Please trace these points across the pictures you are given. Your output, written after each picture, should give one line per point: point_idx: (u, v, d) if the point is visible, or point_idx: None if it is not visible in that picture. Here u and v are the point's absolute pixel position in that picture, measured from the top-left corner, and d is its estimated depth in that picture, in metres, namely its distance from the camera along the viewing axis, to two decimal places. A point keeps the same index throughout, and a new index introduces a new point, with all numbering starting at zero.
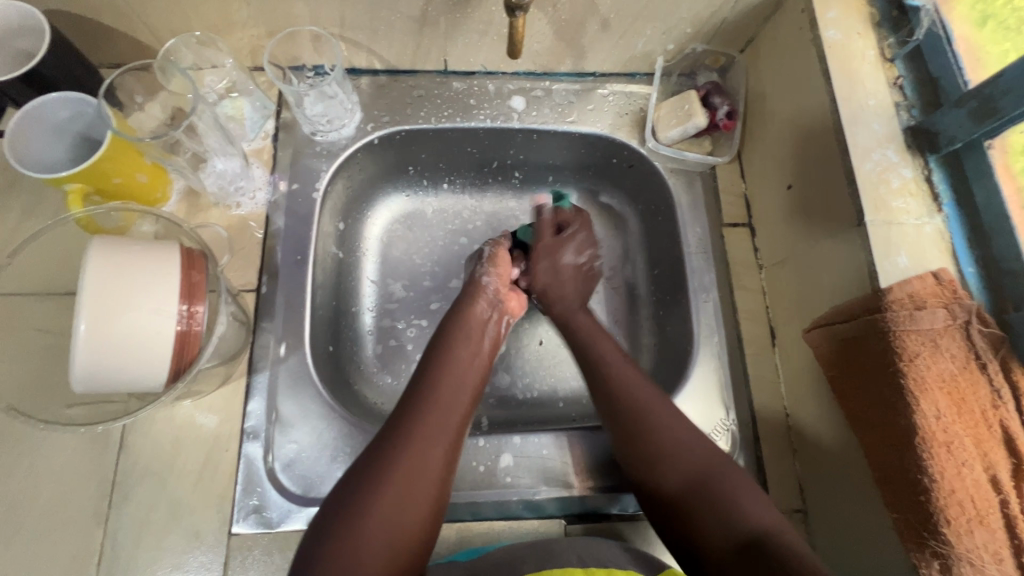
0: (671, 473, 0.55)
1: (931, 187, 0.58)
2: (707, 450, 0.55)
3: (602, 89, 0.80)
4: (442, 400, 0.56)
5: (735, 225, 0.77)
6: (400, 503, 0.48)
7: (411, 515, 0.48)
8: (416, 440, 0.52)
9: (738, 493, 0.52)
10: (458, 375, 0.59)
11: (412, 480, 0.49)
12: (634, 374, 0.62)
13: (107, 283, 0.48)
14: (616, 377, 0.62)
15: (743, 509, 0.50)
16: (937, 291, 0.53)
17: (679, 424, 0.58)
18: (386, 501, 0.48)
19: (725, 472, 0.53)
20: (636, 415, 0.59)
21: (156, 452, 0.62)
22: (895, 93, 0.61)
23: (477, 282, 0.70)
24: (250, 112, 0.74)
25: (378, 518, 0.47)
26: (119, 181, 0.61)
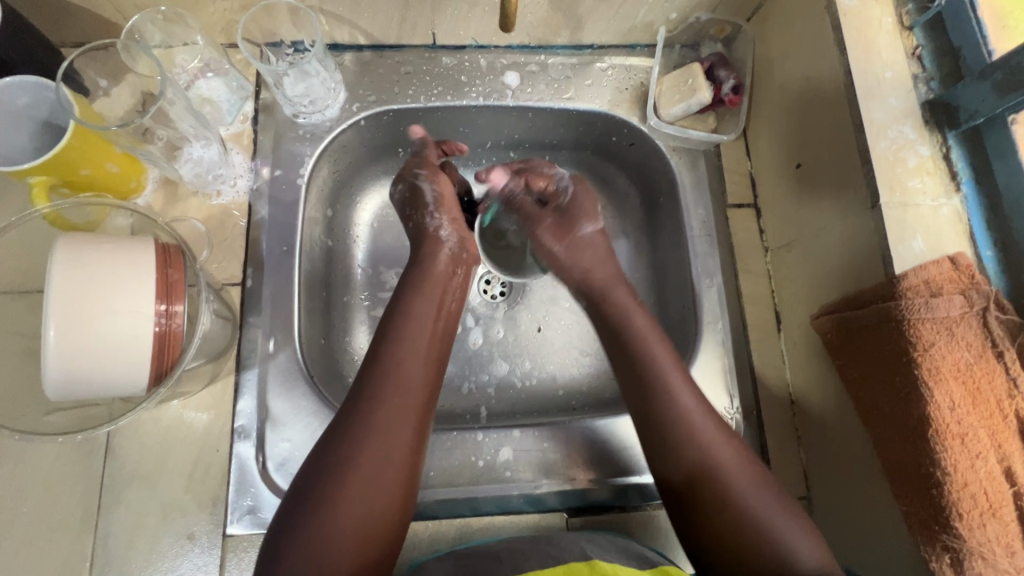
0: (681, 467, 0.53)
1: (949, 166, 0.55)
2: (738, 468, 0.52)
3: (601, 63, 0.76)
4: (404, 371, 0.53)
5: (741, 206, 0.74)
6: (370, 486, 0.47)
7: (384, 500, 0.48)
8: (380, 421, 0.50)
9: (781, 530, 0.49)
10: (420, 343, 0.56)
11: (380, 461, 0.48)
12: (677, 369, 0.57)
13: (76, 288, 0.45)
14: (679, 403, 0.55)
15: (792, 549, 0.48)
16: (954, 276, 0.51)
17: (741, 470, 0.52)
18: (353, 488, 0.47)
19: (763, 503, 0.50)
20: (678, 437, 0.53)
21: (144, 453, 0.60)
22: (914, 64, 0.58)
23: (432, 236, 0.64)
24: (226, 93, 0.69)
25: (350, 504, 0.46)
26: (88, 172, 0.57)
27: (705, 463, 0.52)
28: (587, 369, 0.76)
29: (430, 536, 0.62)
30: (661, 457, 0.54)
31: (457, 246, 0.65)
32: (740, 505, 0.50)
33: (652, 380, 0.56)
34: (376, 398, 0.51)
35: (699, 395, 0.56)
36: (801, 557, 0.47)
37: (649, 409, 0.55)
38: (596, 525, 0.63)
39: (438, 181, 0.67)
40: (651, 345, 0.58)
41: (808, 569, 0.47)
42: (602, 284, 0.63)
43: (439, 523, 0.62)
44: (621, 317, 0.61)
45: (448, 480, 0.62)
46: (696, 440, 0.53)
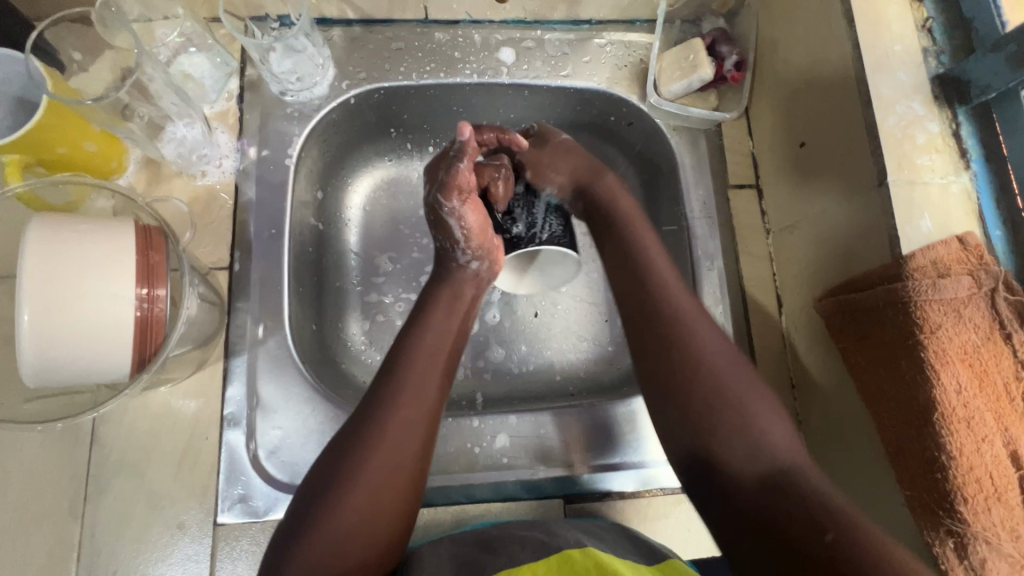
0: (687, 397, 0.48)
1: (959, 143, 0.53)
2: (728, 365, 0.49)
3: (599, 38, 0.73)
4: (411, 394, 0.51)
5: (742, 187, 0.73)
6: (367, 503, 0.45)
7: (379, 519, 0.46)
8: (389, 426, 0.48)
9: (758, 415, 0.47)
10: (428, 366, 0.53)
11: (385, 479, 0.47)
12: (675, 280, 0.55)
13: (51, 273, 0.43)
14: (664, 291, 0.54)
15: (767, 439, 0.46)
16: (962, 257, 0.49)
17: (718, 343, 0.50)
18: (352, 505, 0.45)
19: (743, 385, 0.48)
20: (666, 321, 0.52)
21: (131, 442, 0.58)
22: (924, 37, 0.55)
23: (468, 274, 0.61)
24: (210, 70, 0.66)
25: (342, 521, 0.44)
26: (65, 150, 0.55)
27: (694, 365, 0.49)
28: (585, 354, 0.75)
29: (425, 524, 0.61)
30: (659, 344, 0.51)
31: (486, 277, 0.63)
32: (722, 399, 0.48)
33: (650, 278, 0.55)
34: (382, 417, 0.49)
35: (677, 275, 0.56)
36: (774, 439, 0.46)
37: (643, 300, 0.54)
38: (594, 512, 0.62)
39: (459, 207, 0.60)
40: (654, 262, 0.56)
41: (779, 457, 0.45)
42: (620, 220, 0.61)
43: (433, 512, 0.61)
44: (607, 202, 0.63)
45: (444, 467, 0.61)
46: (682, 319, 0.52)
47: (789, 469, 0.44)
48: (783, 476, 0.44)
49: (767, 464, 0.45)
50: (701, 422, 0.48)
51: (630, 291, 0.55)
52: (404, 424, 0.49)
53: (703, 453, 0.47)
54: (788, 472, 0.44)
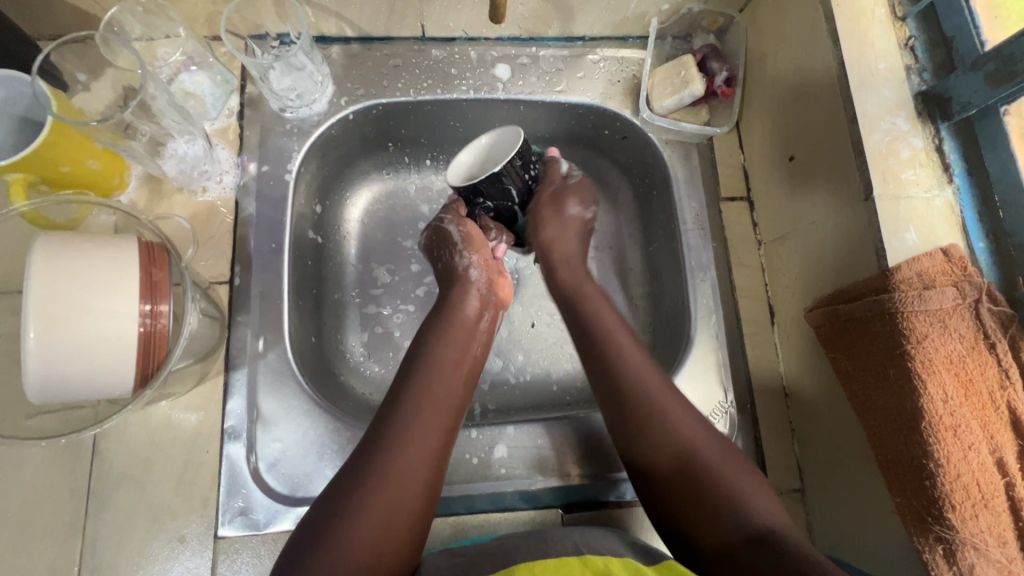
0: (666, 452, 0.53)
1: (942, 158, 0.55)
2: (707, 444, 0.53)
3: (593, 55, 0.75)
4: (424, 420, 0.53)
5: (734, 199, 0.74)
6: (378, 521, 0.47)
7: (391, 534, 0.47)
8: (400, 454, 0.50)
9: (738, 488, 0.50)
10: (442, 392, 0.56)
11: (394, 504, 0.48)
12: (643, 360, 0.58)
13: (55, 289, 0.43)
14: (633, 371, 0.57)
15: (751, 508, 0.48)
16: (947, 269, 0.50)
17: (694, 428, 0.54)
18: (372, 505, 0.47)
19: (723, 464, 0.51)
20: (638, 406, 0.55)
21: (132, 456, 0.59)
22: (907, 55, 0.57)
23: (461, 274, 0.65)
24: (211, 87, 0.67)
25: (353, 536, 0.45)
26: (68, 169, 0.56)
27: (682, 450, 0.52)
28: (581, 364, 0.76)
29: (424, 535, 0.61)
30: (640, 434, 0.54)
31: (486, 287, 0.65)
32: (700, 475, 0.51)
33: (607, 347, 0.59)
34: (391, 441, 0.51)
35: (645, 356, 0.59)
36: (757, 512, 0.48)
37: (603, 377, 0.58)
38: (591, 521, 0.63)
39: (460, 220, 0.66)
40: (617, 343, 0.59)
41: (762, 520, 0.47)
42: (574, 275, 0.67)
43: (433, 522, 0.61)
44: (572, 286, 0.66)
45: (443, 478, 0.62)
46: (654, 402, 0.55)
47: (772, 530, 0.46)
48: (771, 536, 0.46)
49: (748, 528, 0.47)
50: (688, 492, 0.50)
51: (597, 359, 0.59)
52: (413, 449, 0.51)
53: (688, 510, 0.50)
54: (771, 533, 0.46)
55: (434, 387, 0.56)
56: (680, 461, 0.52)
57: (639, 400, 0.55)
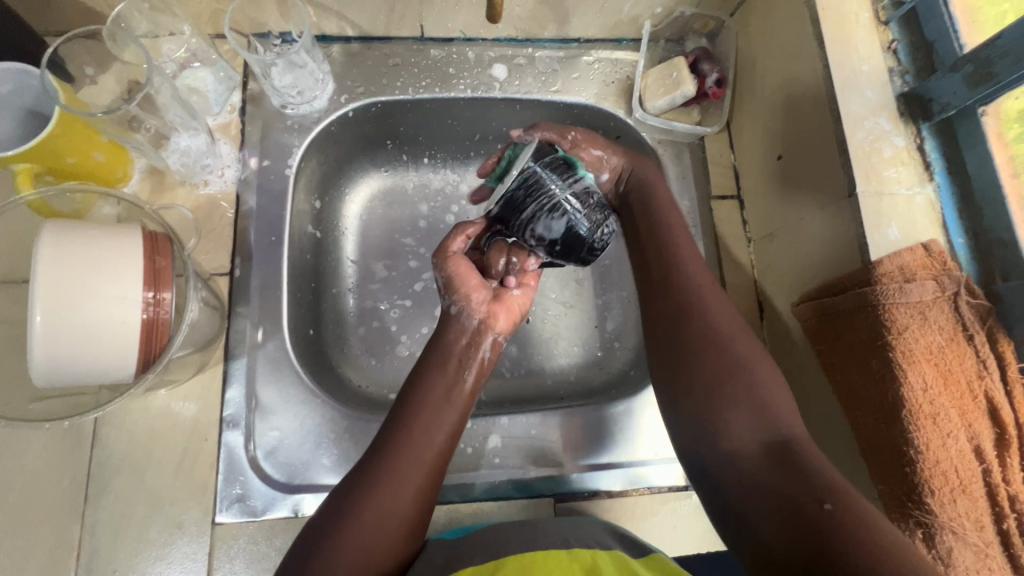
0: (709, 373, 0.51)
1: (923, 156, 0.57)
2: (750, 348, 0.53)
3: (587, 56, 0.77)
4: (420, 431, 0.52)
5: (724, 197, 0.76)
6: (371, 535, 0.46)
7: (381, 547, 0.46)
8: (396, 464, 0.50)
9: (785, 417, 0.49)
10: (432, 417, 0.54)
11: (388, 511, 0.47)
12: (722, 302, 0.57)
13: (60, 273, 0.45)
14: (698, 298, 0.56)
15: (787, 429, 0.48)
16: (927, 263, 0.52)
17: (756, 358, 0.52)
18: (367, 515, 0.47)
19: (764, 372, 0.51)
20: (697, 315, 0.55)
21: (132, 443, 0.60)
22: (889, 57, 0.59)
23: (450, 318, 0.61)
24: (213, 84, 0.69)
25: (347, 548, 0.45)
26: (74, 160, 0.57)
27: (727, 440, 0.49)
28: (575, 359, 0.77)
29: None
30: (686, 341, 0.54)
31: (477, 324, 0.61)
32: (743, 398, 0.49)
33: (680, 287, 0.57)
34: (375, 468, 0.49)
35: (710, 282, 0.58)
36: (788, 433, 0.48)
37: (679, 303, 0.56)
38: (584, 511, 0.64)
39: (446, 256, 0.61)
40: (699, 284, 0.57)
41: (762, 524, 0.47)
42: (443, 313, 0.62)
43: None
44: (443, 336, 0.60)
45: None
46: (714, 325, 0.54)
47: (791, 441, 0.47)
48: (790, 449, 0.46)
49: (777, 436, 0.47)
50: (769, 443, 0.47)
51: (665, 292, 0.58)
52: (399, 476, 0.49)
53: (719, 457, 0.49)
54: (789, 441, 0.47)
55: (426, 411, 0.54)
56: (707, 453, 0.50)
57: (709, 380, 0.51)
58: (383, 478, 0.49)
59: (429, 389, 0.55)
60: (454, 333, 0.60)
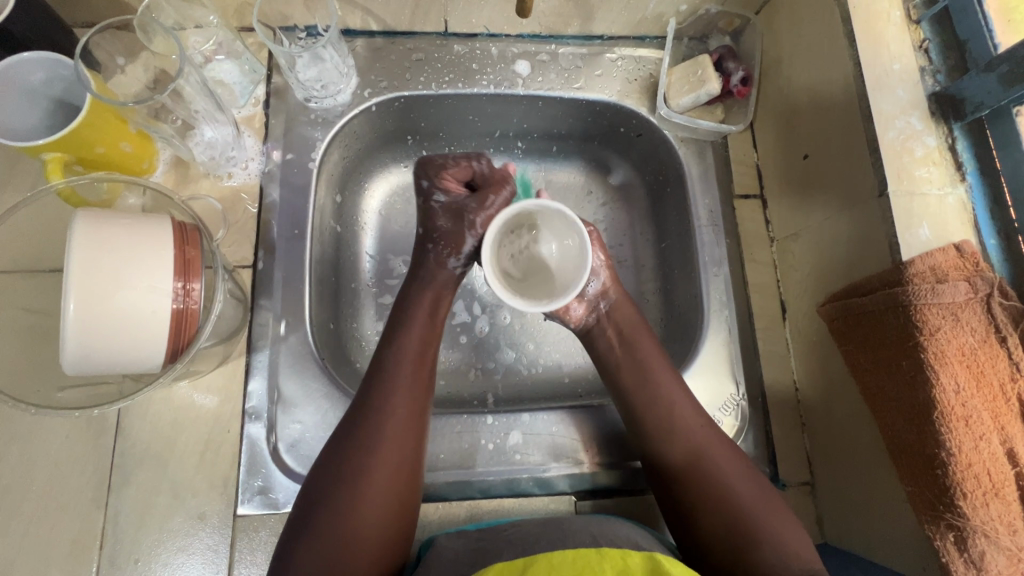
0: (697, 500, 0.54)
1: (955, 157, 0.56)
2: (737, 476, 0.54)
3: (610, 53, 0.77)
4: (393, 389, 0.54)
5: (747, 197, 0.76)
6: (363, 498, 0.49)
7: (374, 509, 0.49)
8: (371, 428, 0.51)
9: (777, 532, 0.51)
10: (399, 432, 0.52)
11: (369, 473, 0.50)
12: (676, 385, 0.59)
13: (94, 260, 0.45)
14: (674, 405, 0.58)
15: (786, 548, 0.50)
16: (959, 264, 0.52)
17: (738, 472, 0.54)
18: (354, 480, 0.49)
19: (757, 503, 0.52)
20: (664, 428, 0.57)
21: (155, 434, 0.60)
22: (921, 56, 0.58)
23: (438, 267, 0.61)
24: (238, 76, 0.69)
25: (345, 517, 0.48)
26: (102, 150, 0.57)
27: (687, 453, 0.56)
28: None
29: (440, 520, 0.62)
30: (656, 447, 0.57)
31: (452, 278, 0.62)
32: (739, 518, 0.51)
33: (637, 391, 0.59)
34: (346, 498, 0.49)
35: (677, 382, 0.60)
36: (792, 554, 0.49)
37: (646, 409, 0.58)
38: (604, 509, 0.64)
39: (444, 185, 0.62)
40: (653, 372, 0.59)
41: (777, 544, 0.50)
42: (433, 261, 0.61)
43: (449, 506, 0.62)
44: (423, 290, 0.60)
45: (459, 463, 0.63)
46: (686, 437, 0.56)
47: (810, 571, 0.48)
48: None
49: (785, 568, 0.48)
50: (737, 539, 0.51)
51: (628, 397, 0.60)
52: (369, 492, 0.49)
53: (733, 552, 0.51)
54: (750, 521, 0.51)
55: (392, 426, 0.52)
56: (687, 454, 0.56)
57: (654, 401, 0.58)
58: (357, 512, 0.48)
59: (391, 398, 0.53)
60: (420, 307, 0.59)
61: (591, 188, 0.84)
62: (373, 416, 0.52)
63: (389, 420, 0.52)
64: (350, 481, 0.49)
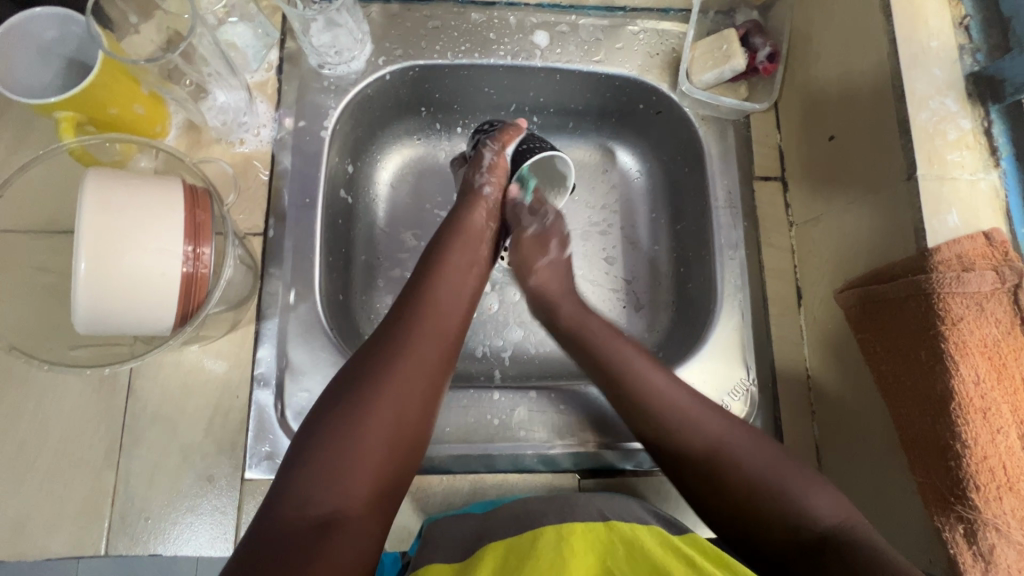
0: (699, 470, 0.53)
1: (990, 141, 0.53)
2: (741, 440, 0.53)
3: (633, 26, 0.74)
4: (439, 307, 0.56)
5: (768, 179, 0.74)
6: (397, 408, 0.49)
7: (405, 422, 0.49)
8: (411, 342, 0.52)
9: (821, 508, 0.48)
10: (426, 347, 0.53)
11: (409, 377, 0.50)
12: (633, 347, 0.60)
13: (103, 223, 0.45)
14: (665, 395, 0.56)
15: (805, 506, 0.48)
16: (988, 252, 0.50)
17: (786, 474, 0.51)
18: (394, 386, 0.50)
19: (776, 471, 0.51)
20: (664, 418, 0.55)
21: (165, 396, 0.61)
22: (960, 34, 0.55)
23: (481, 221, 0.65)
24: (252, 40, 0.68)
25: (376, 424, 0.48)
26: (114, 112, 0.57)
27: (705, 446, 0.53)
28: None
29: (444, 493, 0.62)
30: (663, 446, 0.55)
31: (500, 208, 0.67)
32: (745, 469, 0.51)
33: (626, 383, 0.57)
34: (357, 409, 0.48)
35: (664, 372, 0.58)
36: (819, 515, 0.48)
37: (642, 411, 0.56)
38: (609, 488, 0.64)
39: (498, 151, 0.67)
40: (638, 371, 0.58)
41: (819, 522, 0.47)
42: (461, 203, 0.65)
43: (453, 479, 0.63)
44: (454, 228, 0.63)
45: (463, 437, 0.63)
46: (684, 420, 0.55)
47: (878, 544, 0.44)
48: (830, 537, 0.46)
49: (806, 529, 0.47)
50: (717, 473, 0.52)
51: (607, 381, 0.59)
52: (403, 394, 0.50)
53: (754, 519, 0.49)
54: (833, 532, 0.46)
55: (419, 347, 0.52)
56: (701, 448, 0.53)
57: (634, 383, 0.57)
58: (373, 419, 0.48)
59: (424, 318, 0.55)
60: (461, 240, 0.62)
61: (607, 166, 0.82)
62: (405, 337, 0.53)
63: (417, 335, 0.53)
64: (373, 390, 0.49)
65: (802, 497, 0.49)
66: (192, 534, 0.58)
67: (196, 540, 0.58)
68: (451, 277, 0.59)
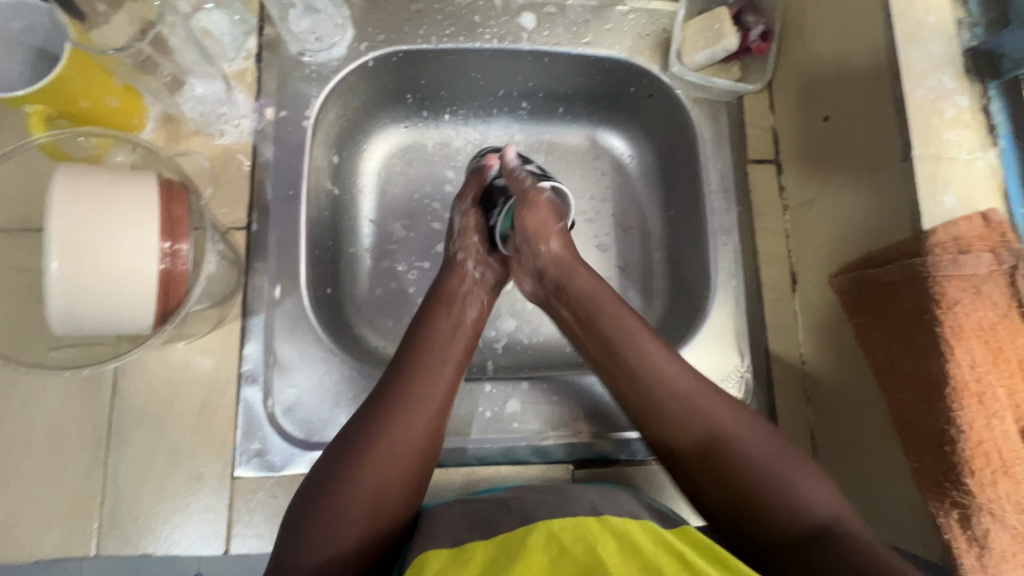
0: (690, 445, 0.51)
1: (988, 118, 0.52)
2: (749, 431, 0.51)
3: (622, 6, 0.72)
4: (421, 375, 0.54)
5: (762, 162, 0.72)
6: (379, 482, 0.48)
7: (388, 490, 0.48)
8: (393, 414, 0.50)
9: (799, 481, 0.48)
10: (410, 416, 0.51)
11: (392, 452, 0.49)
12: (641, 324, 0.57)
13: (74, 223, 0.44)
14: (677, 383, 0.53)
15: (804, 492, 0.48)
16: (985, 234, 0.48)
17: (785, 458, 0.49)
18: (374, 468, 0.48)
19: (774, 458, 0.49)
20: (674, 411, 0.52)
21: (152, 394, 0.60)
22: (959, 8, 0.53)
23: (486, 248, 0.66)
24: (229, 27, 0.66)
25: (358, 499, 0.47)
26: (87, 105, 0.56)
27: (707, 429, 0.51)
28: None
29: (436, 486, 0.62)
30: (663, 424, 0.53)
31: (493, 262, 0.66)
32: (736, 438, 0.50)
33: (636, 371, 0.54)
34: (331, 495, 0.46)
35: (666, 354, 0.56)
36: (813, 503, 0.47)
37: (642, 398, 0.54)
38: (603, 478, 0.63)
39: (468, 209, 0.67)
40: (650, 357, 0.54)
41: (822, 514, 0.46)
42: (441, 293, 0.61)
43: (445, 472, 0.62)
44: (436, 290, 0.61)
45: (456, 430, 0.62)
46: (683, 407, 0.52)
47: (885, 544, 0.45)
48: (830, 528, 0.46)
49: (805, 521, 0.46)
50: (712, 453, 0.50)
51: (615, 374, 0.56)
52: (387, 465, 0.48)
53: (740, 514, 0.48)
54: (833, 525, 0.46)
55: (397, 419, 0.50)
56: (704, 430, 0.51)
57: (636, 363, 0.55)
58: (352, 495, 0.47)
59: (402, 392, 0.52)
60: (441, 303, 0.60)
61: (599, 152, 0.80)
62: (387, 412, 0.50)
63: (402, 409, 0.51)
64: (352, 473, 0.47)
65: (803, 486, 0.48)
66: (183, 533, 0.58)
67: (187, 539, 0.58)
68: (435, 344, 0.56)
